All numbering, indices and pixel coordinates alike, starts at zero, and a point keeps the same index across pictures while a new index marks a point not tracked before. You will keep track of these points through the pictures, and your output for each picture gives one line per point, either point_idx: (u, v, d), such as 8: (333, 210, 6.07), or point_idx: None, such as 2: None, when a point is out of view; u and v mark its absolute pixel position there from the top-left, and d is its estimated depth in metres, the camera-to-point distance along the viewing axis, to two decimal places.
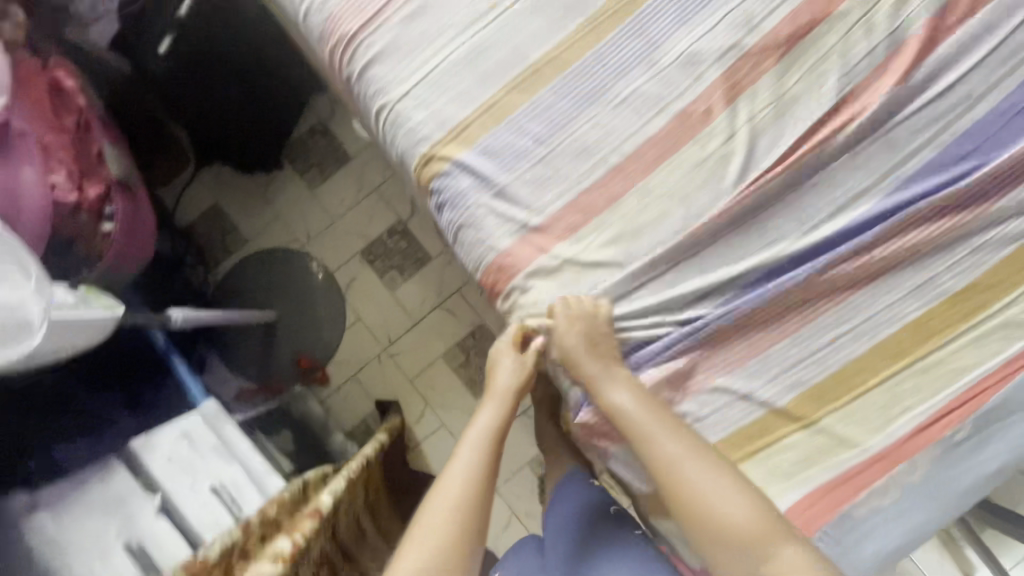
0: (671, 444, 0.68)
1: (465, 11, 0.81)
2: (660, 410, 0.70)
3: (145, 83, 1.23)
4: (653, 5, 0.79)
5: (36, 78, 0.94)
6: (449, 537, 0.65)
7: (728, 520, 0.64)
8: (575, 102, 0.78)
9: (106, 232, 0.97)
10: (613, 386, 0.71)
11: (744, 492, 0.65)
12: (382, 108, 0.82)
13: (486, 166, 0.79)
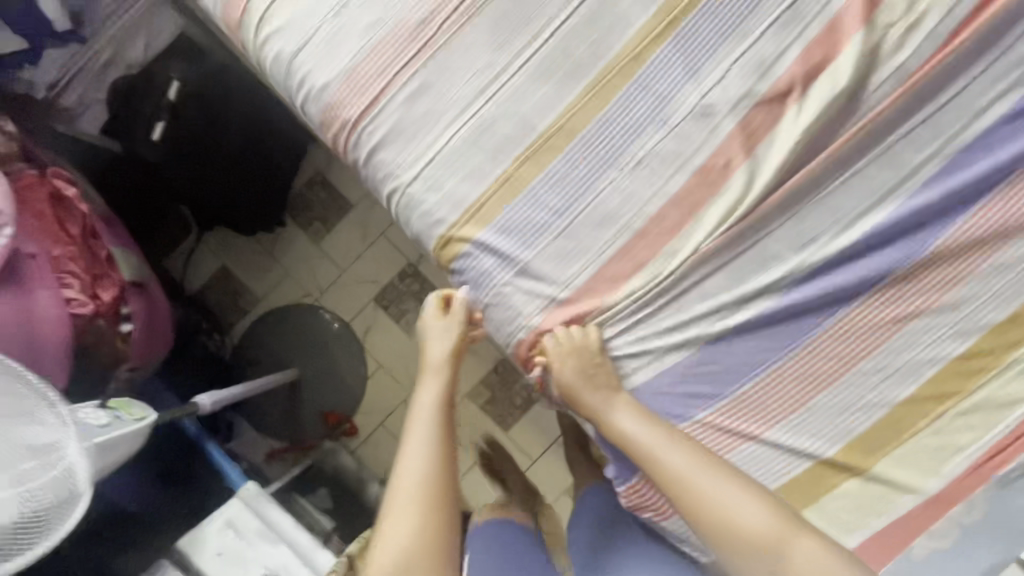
0: (676, 453, 0.69)
1: (467, 86, 0.79)
2: (658, 421, 0.72)
3: (139, 167, 1.19)
4: (658, 59, 0.77)
5: (36, 191, 0.92)
6: (420, 520, 0.69)
7: (739, 523, 0.64)
8: (590, 169, 0.77)
9: (126, 333, 0.96)
10: (617, 408, 0.74)
11: (756, 498, 0.65)
12: (393, 193, 0.81)
13: (506, 244, 0.78)
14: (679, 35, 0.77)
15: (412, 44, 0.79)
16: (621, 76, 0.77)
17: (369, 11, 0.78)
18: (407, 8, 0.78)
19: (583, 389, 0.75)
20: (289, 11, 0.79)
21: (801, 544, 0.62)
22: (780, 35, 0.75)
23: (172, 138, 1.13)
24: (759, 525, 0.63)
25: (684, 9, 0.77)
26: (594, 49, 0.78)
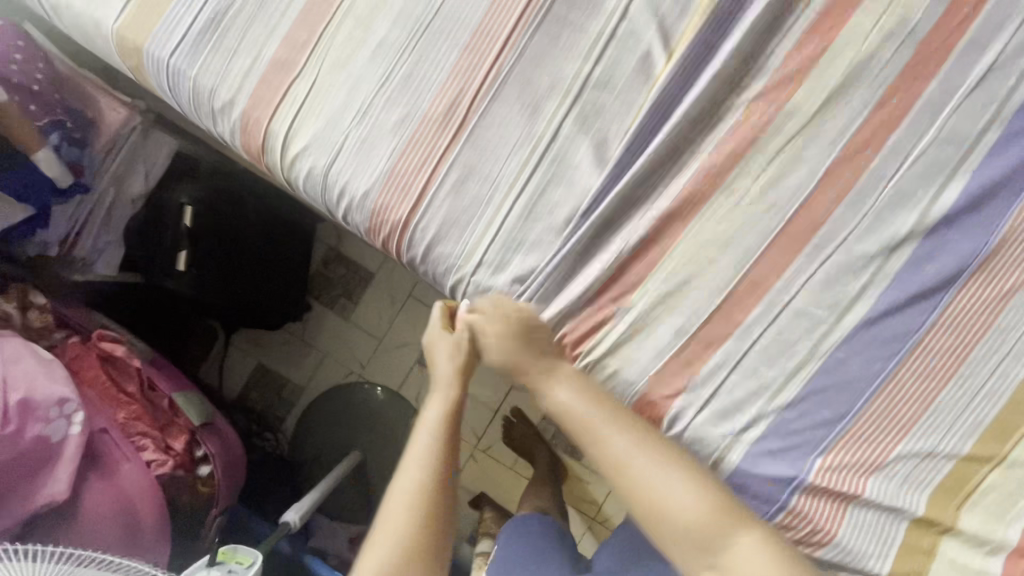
0: (618, 437, 0.67)
1: (509, 161, 0.76)
2: (604, 397, 0.70)
3: (171, 297, 1.16)
4: (691, 89, 0.75)
5: (86, 357, 0.89)
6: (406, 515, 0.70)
7: (671, 508, 0.63)
8: (655, 217, 0.75)
9: (207, 476, 0.92)
10: (556, 385, 0.72)
11: (689, 484, 0.63)
12: (459, 284, 0.79)
13: (588, 309, 0.77)
14: (707, 61, 0.75)
15: (443, 132, 0.76)
16: (659, 114, 0.75)
17: (393, 109, 0.76)
18: (430, 98, 0.76)
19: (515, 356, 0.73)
20: (311, 127, 0.77)
21: (736, 539, 0.61)
22: (808, 42, 0.74)
23: (197, 263, 1.08)
24: (700, 517, 0.62)
25: (709, 35, 0.75)
26: (626, 94, 0.76)
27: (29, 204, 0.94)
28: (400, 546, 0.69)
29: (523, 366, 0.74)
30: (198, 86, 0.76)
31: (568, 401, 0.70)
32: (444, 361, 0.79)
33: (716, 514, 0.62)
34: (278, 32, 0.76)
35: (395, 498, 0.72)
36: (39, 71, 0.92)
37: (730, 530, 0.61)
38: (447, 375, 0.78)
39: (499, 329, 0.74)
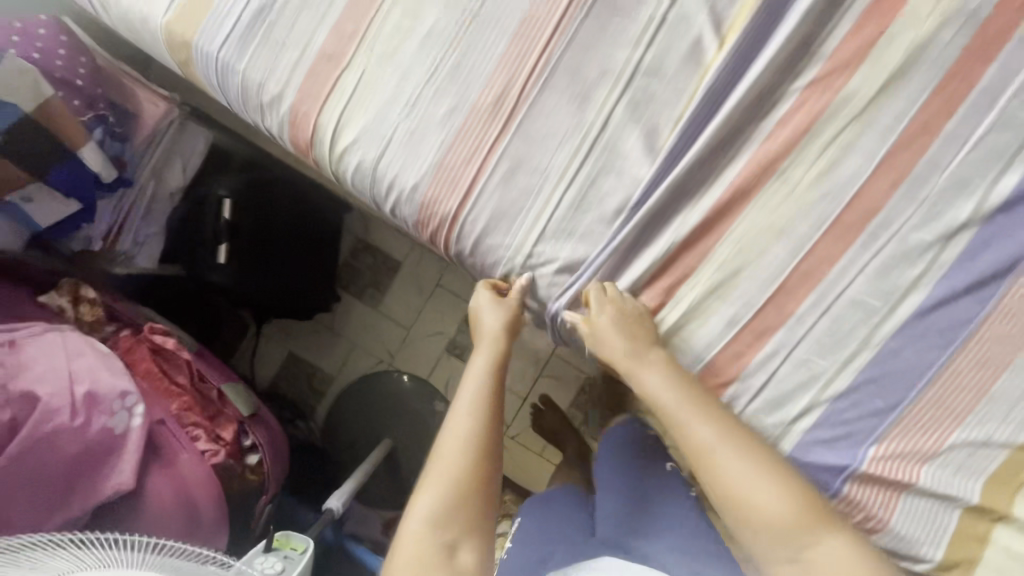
0: (708, 430, 0.68)
1: (558, 152, 0.76)
2: (699, 395, 0.70)
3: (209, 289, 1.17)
4: (742, 76, 0.74)
5: (138, 348, 0.91)
6: (462, 471, 0.68)
7: (760, 506, 0.64)
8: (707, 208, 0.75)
9: (255, 464, 0.94)
10: (646, 370, 0.72)
11: (779, 484, 0.64)
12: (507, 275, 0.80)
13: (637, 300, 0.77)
14: (758, 47, 0.74)
15: (490, 125, 0.76)
16: (711, 101, 0.74)
17: (443, 101, 0.76)
18: (479, 90, 0.76)
19: (610, 338, 0.73)
20: (359, 120, 0.77)
21: (822, 539, 0.63)
22: (865, 25, 0.73)
23: (236, 255, 1.10)
24: (782, 510, 0.63)
25: (763, 18, 0.73)
26: (676, 82, 0.75)
27: (76, 198, 0.95)
28: (444, 497, 0.66)
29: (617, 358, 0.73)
30: (247, 80, 0.76)
31: (661, 390, 0.71)
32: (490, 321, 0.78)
33: (804, 511, 0.63)
34: (324, 24, 0.76)
35: (443, 449, 0.70)
36: (81, 66, 0.92)
37: (815, 528, 0.63)
38: (491, 331, 0.78)
39: (604, 316, 0.73)
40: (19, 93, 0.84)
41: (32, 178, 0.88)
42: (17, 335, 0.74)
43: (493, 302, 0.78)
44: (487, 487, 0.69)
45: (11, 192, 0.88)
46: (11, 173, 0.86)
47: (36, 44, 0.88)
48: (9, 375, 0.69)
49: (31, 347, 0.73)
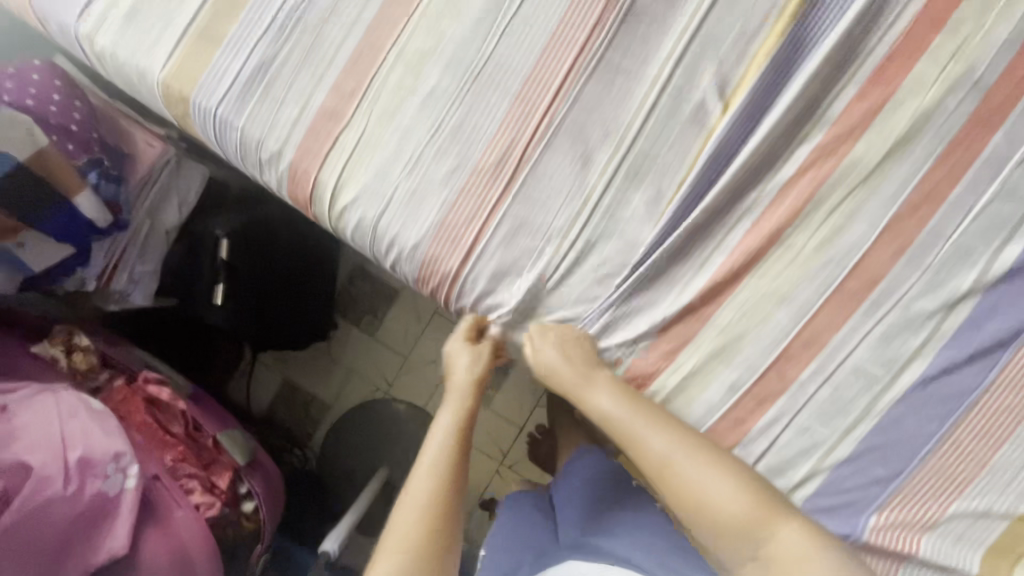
0: (657, 436, 0.67)
1: (560, 214, 0.75)
2: (642, 403, 0.70)
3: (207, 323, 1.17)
4: (746, 139, 0.73)
5: (133, 400, 0.90)
6: (421, 527, 0.64)
7: (719, 504, 0.62)
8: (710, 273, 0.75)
9: (250, 511, 0.93)
10: (594, 388, 0.71)
11: (731, 479, 0.63)
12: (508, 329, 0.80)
13: (639, 361, 0.76)
14: (763, 110, 0.73)
15: (492, 185, 0.75)
16: (714, 164, 0.74)
17: (444, 160, 0.75)
18: (481, 149, 0.75)
19: (560, 365, 0.72)
20: (360, 178, 0.76)
21: (783, 532, 0.60)
22: (869, 92, 0.72)
23: (233, 296, 1.10)
24: (739, 505, 0.61)
25: (767, 84, 0.73)
26: (679, 143, 0.75)
27: (70, 244, 0.93)
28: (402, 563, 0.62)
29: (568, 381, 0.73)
30: (246, 137, 0.75)
31: (610, 405, 0.70)
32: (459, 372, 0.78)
33: (756, 501, 0.61)
34: (324, 81, 0.75)
35: (405, 504, 0.66)
36: (76, 111, 0.91)
37: (772, 519, 0.60)
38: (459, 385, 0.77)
39: (553, 344, 0.74)
40: (16, 144, 0.83)
41: (27, 226, 0.88)
42: (12, 399, 0.74)
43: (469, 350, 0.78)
44: (448, 543, 0.65)
45: (6, 239, 0.87)
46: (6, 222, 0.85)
47: (31, 92, 0.87)
48: (4, 441, 0.70)
49: (26, 411, 0.72)
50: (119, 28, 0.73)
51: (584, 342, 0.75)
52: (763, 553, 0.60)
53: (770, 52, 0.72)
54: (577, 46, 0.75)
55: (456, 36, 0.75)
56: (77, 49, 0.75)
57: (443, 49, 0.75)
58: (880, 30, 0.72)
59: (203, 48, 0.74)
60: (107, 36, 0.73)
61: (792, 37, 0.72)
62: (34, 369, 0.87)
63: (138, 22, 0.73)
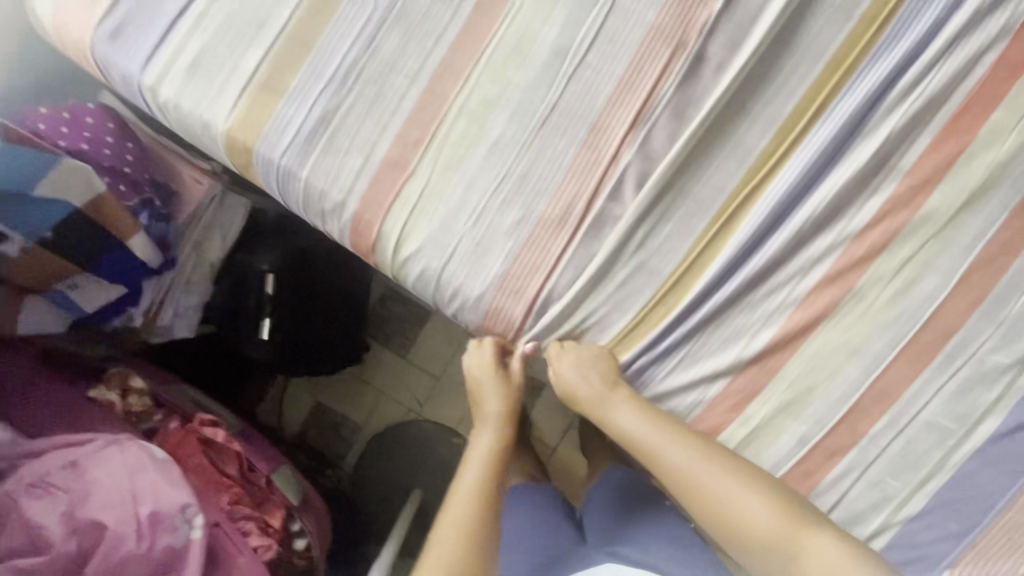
0: (678, 450, 0.68)
1: (627, 264, 0.74)
2: (664, 419, 0.72)
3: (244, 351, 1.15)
4: (816, 188, 0.72)
5: (187, 441, 0.89)
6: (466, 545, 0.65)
7: (745, 517, 0.63)
8: (781, 324, 0.73)
9: (302, 549, 0.93)
10: (616, 405, 0.74)
11: (755, 491, 0.64)
12: None
13: (706, 412, 0.76)
14: (834, 159, 0.72)
15: (556, 235, 0.74)
16: (785, 215, 0.73)
17: (509, 210, 0.74)
18: (547, 200, 0.74)
19: (581, 382, 0.75)
20: (423, 229, 0.75)
21: (811, 542, 0.61)
22: (943, 142, 0.71)
23: (278, 331, 1.12)
24: (763, 516, 0.63)
25: (842, 135, 0.72)
26: (749, 193, 0.74)
27: (121, 283, 0.92)
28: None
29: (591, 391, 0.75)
30: (309, 187, 0.74)
31: (632, 420, 0.72)
32: (493, 400, 0.82)
33: (780, 513, 0.63)
34: (389, 131, 0.74)
35: (446, 521, 0.68)
36: (128, 152, 0.90)
37: (798, 530, 0.61)
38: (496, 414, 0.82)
39: (572, 360, 0.75)
40: (73, 189, 0.81)
41: (81, 268, 0.87)
42: (81, 453, 0.73)
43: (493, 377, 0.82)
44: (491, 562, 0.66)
45: (56, 279, 0.87)
46: (59, 265, 0.85)
47: (85, 134, 0.86)
48: (78, 501, 0.70)
49: (96, 467, 0.72)
50: (182, 77, 0.72)
51: (603, 359, 0.75)
52: (792, 566, 0.60)
53: (833, 102, 0.72)
54: (645, 93, 0.73)
55: (521, 84, 0.74)
56: (139, 98, 0.75)
57: (507, 98, 0.74)
58: (958, 78, 0.70)
59: (267, 97, 0.73)
60: (171, 86, 0.72)
61: (866, 84, 0.71)
62: (87, 412, 0.85)
63: (201, 71, 0.72)
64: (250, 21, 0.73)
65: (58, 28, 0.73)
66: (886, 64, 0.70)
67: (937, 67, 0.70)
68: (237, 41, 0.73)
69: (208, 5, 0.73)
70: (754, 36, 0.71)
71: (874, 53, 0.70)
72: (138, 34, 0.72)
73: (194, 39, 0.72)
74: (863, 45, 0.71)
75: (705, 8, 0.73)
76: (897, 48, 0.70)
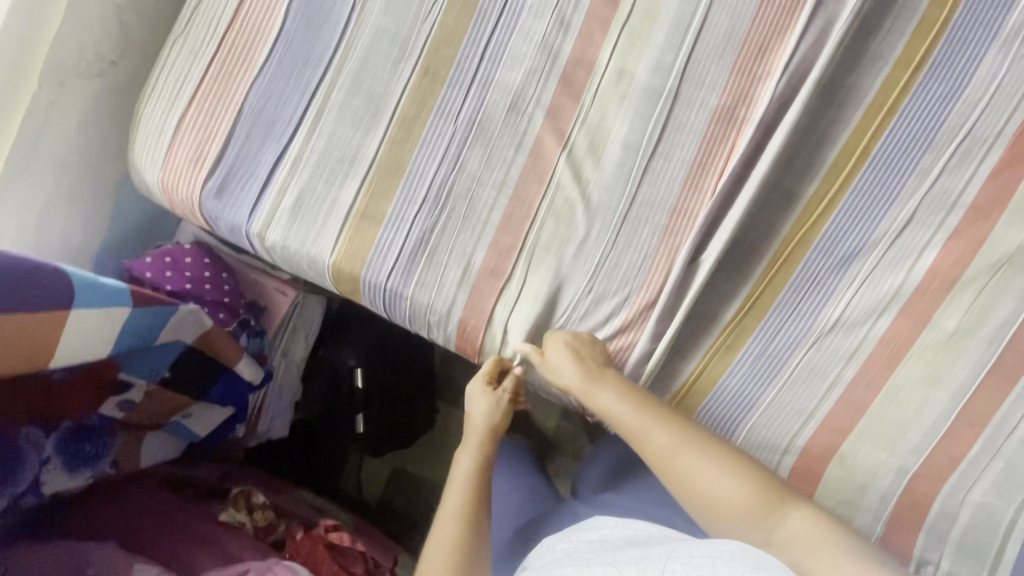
0: (663, 432, 0.68)
1: (734, 331, 0.77)
2: (646, 401, 0.70)
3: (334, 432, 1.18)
4: (879, 222, 0.75)
5: (317, 548, 0.92)
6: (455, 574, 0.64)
7: (725, 498, 0.63)
8: (863, 362, 0.75)
9: None
10: (598, 388, 0.71)
11: (732, 473, 0.64)
12: (753, 422, 0.78)
13: (843, 467, 0.75)
14: (892, 198, 0.75)
15: (646, 307, 0.77)
16: (886, 265, 0.75)
17: (608, 297, 0.77)
18: (640, 284, 0.77)
19: (565, 369, 0.72)
20: (524, 325, 0.77)
21: (786, 516, 0.60)
22: (1001, 173, 0.72)
23: (372, 421, 1.14)
24: (743, 492, 0.62)
25: (923, 182, 0.74)
26: (841, 245, 0.76)
27: (230, 404, 0.98)
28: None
29: (570, 381, 0.73)
30: (415, 303, 0.78)
31: (614, 399, 0.70)
32: (479, 413, 0.78)
33: (751, 487, 0.63)
34: (483, 240, 0.78)
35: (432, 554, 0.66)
36: (225, 282, 0.96)
37: (772, 503, 0.61)
38: (480, 423, 0.78)
39: (554, 352, 0.73)
40: (187, 329, 0.85)
41: (196, 400, 0.93)
42: None
43: (484, 394, 0.78)
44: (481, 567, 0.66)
45: (174, 415, 0.93)
46: (175, 402, 0.91)
47: (186, 273, 0.91)
48: None
49: None
50: (287, 220, 0.77)
51: (578, 345, 0.74)
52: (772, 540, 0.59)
53: (905, 154, 0.74)
54: (718, 173, 0.76)
55: (601, 179, 0.78)
56: (246, 243, 0.80)
57: (585, 194, 0.78)
58: (1009, 108, 0.72)
59: (366, 227, 0.77)
60: (277, 229, 0.77)
61: (940, 132, 0.73)
62: (227, 535, 0.88)
63: (303, 212, 0.77)
64: (342, 157, 0.77)
65: (165, 189, 0.78)
66: (931, 111, 0.73)
67: (983, 104, 0.72)
68: (333, 179, 0.77)
69: (301, 148, 0.77)
70: (809, 94, 0.73)
71: (911, 96, 0.74)
72: (241, 187, 0.77)
73: (291, 185, 0.77)
74: (897, 92, 0.74)
75: (765, 83, 0.75)
76: (936, 91, 0.73)
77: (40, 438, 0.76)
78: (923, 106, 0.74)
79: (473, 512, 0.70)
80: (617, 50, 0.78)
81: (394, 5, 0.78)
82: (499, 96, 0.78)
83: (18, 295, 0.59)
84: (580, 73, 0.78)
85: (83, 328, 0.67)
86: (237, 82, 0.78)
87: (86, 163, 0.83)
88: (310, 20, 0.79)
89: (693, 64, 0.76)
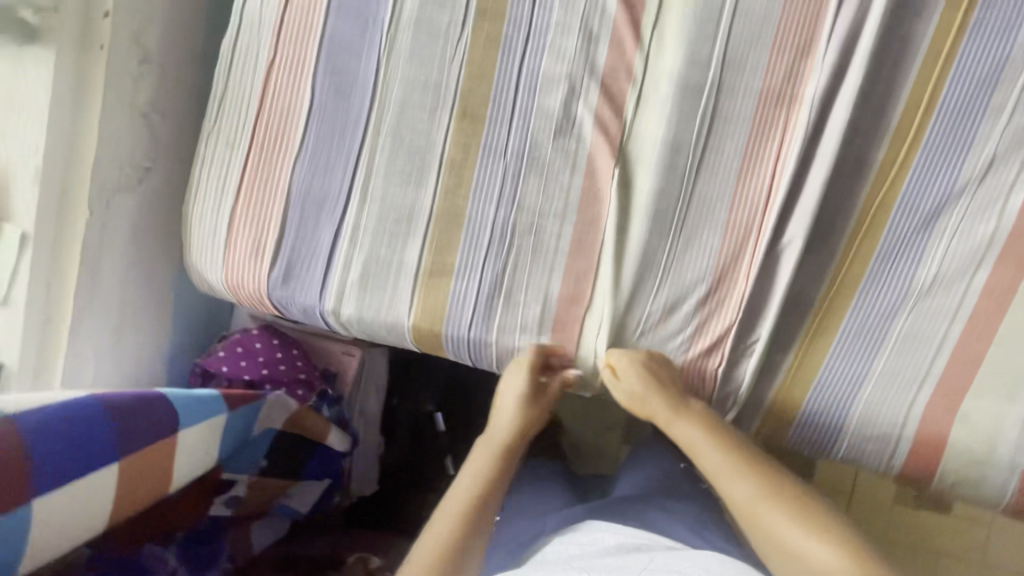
0: (744, 479, 0.62)
1: (828, 311, 0.76)
2: (735, 444, 0.66)
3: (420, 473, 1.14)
4: (961, 170, 0.71)
5: None
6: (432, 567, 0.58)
7: (808, 558, 0.54)
8: (968, 317, 0.73)
9: None
10: (681, 426, 0.69)
11: (820, 531, 0.56)
12: (864, 398, 0.76)
13: (966, 426, 0.74)
14: (968, 143, 0.70)
15: (730, 305, 0.75)
16: (974, 214, 0.71)
17: (691, 303, 0.76)
18: (722, 284, 0.75)
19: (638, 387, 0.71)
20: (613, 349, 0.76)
21: None
22: None
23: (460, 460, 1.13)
24: (829, 558, 0.53)
25: (999, 119, 0.69)
26: (923, 203, 0.72)
27: (326, 475, 0.98)
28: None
29: (656, 412, 0.72)
30: (501, 348, 0.77)
31: (697, 438, 0.67)
32: (507, 407, 0.76)
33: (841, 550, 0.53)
34: (556, 272, 0.76)
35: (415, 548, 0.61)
36: (298, 358, 0.95)
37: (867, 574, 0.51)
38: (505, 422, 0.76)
39: (626, 372, 0.72)
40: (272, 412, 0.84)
41: (297, 479, 0.93)
42: None
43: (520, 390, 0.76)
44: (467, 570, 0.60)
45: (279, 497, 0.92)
46: (277, 486, 0.90)
47: (259, 359, 0.92)
48: None
49: None
50: (357, 293, 0.76)
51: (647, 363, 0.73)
52: None
53: (974, 94, 0.69)
54: (775, 156, 0.73)
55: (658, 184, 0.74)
56: (320, 321, 0.80)
57: (642, 203, 0.75)
58: None
59: (437, 283, 0.76)
60: (350, 304, 0.76)
61: (1009, 62, 0.68)
62: None
63: (371, 281, 0.76)
64: (399, 219, 0.76)
65: (231, 286, 0.80)
66: (994, 45, 0.68)
67: None
68: (395, 242, 0.76)
69: (357, 219, 0.77)
70: (866, 56, 0.69)
71: (969, 35, 0.68)
72: (307, 269, 0.77)
73: (356, 257, 0.76)
74: (955, 30, 0.69)
75: (812, 55, 0.72)
76: (995, 23, 0.68)
77: (162, 551, 0.74)
78: (986, 40, 0.68)
79: (477, 514, 0.65)
80: (652, 49, 0.75)
81: (418, 54, 0.76)
82: (543, 123, 0.76)
83: (129, 440, 0.61)
84: (620, 81, 0.75)
85: (190, 445, 0.68)
86: (280, 167, 0.78)
87: (144, 273, 0.83)
88: (339, 88, 0.77)
89: (735, 49, 0.73)
